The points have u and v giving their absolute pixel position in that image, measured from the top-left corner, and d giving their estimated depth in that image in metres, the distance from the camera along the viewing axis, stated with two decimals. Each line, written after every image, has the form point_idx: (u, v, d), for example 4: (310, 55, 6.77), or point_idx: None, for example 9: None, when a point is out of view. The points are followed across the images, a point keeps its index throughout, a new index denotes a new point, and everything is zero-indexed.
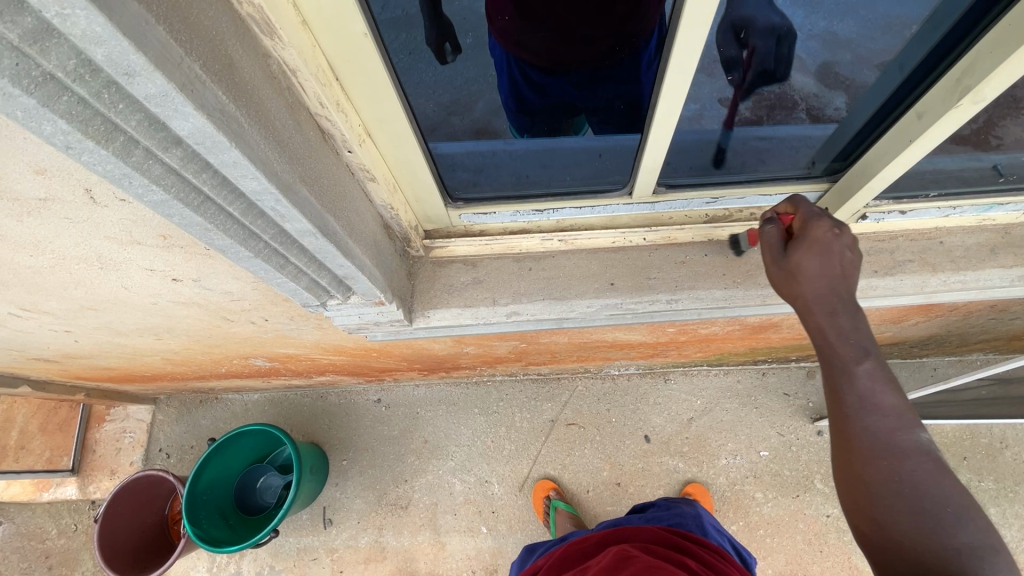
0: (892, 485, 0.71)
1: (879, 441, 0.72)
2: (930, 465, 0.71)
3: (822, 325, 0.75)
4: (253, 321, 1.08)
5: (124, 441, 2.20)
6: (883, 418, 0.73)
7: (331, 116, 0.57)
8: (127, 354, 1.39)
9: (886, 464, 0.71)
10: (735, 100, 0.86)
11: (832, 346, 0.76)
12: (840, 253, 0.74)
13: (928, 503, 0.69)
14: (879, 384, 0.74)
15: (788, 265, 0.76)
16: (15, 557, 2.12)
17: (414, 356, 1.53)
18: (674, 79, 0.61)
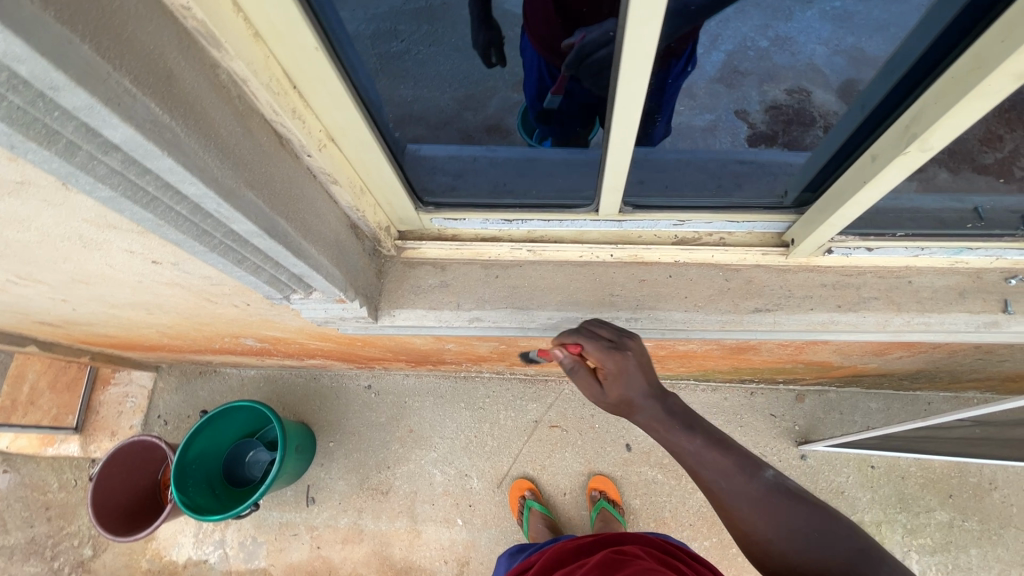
0: (775, 534, 0.78)
1: (745, 502, 0.80)
2: (787, 499, 0.80)
3: (652, 427, 0.86)
4: (236, 306, 1.13)
5: (126, 404, 2.30)
6: (736, 479, 0.81)
7: (285, 122, 0.59)
8: (125, 325, 1.47)
9: (761, 517, 0.79)
10: (747, 113, 1.11)
11: (666, 441, 0.85)
12: (640, 370, 0.85)
13: (806, 535, 0.77)
14: (715, 458, 0.82)
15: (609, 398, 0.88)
16: (17, 506, 2.24)
17: (397, 348, 1.56)
18: (625, 107, 0.64)
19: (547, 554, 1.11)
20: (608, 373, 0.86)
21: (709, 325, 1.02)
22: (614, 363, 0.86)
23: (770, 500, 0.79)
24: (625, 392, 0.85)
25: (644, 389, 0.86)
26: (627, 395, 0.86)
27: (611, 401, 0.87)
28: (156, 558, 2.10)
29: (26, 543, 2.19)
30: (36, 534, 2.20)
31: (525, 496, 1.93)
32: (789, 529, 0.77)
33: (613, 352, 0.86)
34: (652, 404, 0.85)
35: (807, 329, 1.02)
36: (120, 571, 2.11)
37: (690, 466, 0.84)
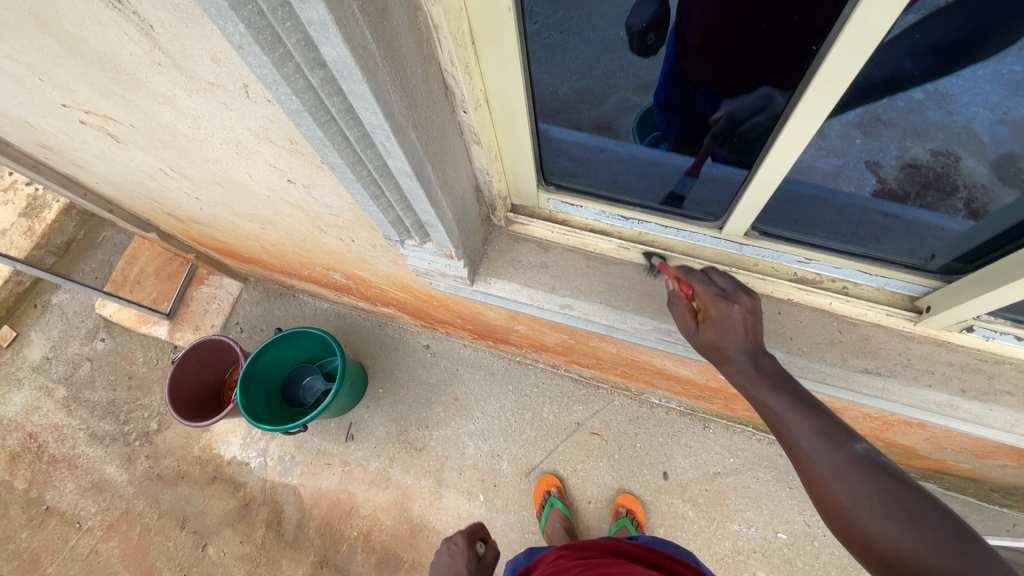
0: (854, 504, 0.72)
1: (825, 467, 0.75)
2: (875, 474, 0.72)
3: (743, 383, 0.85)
4: (343, 239, 1.21)
5: (211, 305, 2.51)
6: (820, 444, 0.77)
7: (458, 76, 0.62)
8: (238, 235, 1.62)
9: (842, 485, 0.73)
10: (880, 166, 0.92)
11: (755, 395, 0.85)
12: (745, 323, 0.86)
13: (891, 509, 0.69)
14: (801, 420, 0.79)
15: (702, 339, 0.89)
16: (108, 368, 2.54)
17: (468, 317, 1.60)
18: (803, 110, 0.65)
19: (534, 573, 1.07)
20: (709, 319, 0.88)
21: (808, 373, 1.02)
22: (719, 309, 0.87)
23: (857, 470, 0.73)
24: (719, 337, 0.87)
25: (741, 342, 0.86)
26: (718, 336, 0.87)
27: (709, 344, 0.88)
28: (208, 448, 2.30)
29: (107, 403, 2.47)
30: (116, 398, 2.48)
31: (549, 492, 1.94)
32: (872, 501, 0.71)
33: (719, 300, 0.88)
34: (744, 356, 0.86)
35: (920, 408, 0.99)
36: (176, 450, 2.33)
37: (779, 427, 0.82)
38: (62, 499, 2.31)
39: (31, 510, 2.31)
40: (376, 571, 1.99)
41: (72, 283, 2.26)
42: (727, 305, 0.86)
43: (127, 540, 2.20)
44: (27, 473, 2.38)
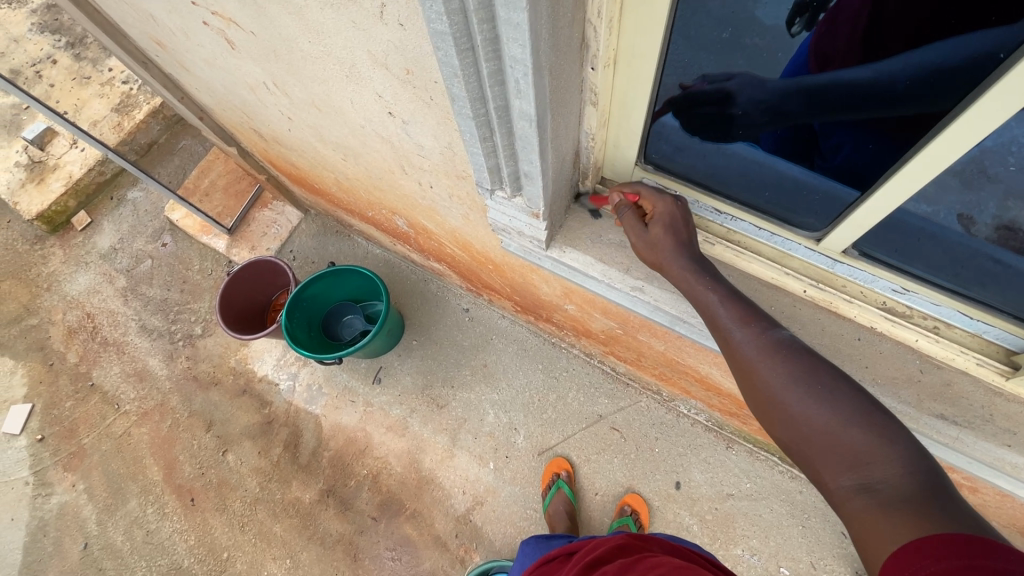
0: (779, 384, 0.78)
1: (755, 354, 0.81)
2: (796, 355, 0.79)
3: (682, 275, 0.90)
4: (423, 183, 1.23)
5: (270, 229, 2.60)
6: (750, 331, 0.83)
7: (599, 30, 0.64)
8: (316, 163, 1.66)
9: (769, 367, 0.80)
10: (973, 222, 0.85)
11: (690, 287, 0.90)
12: (686, 217, 0.94)
13: (811, 391, 0.76)
14: (734, 312, 0.85)
15: (649, 239, 0.94)
16: (167, 269, 2.68)
17: (520, 287, 1.61)
18: (967, 124, 0.65)
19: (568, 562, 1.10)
20: (656, 214, 0.95)
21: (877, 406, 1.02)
22: (663, 208, 0.95)
23: (779, 354, 0.80)
24: (662, 233, 0.93)
25: (681, 235, 0.93)
26: (661, 229, 0.93)
27: (655, 240, 0.93)
28: (244, 361, 2.41)
29: (161, 300, 2.62)
30: (169, 298, 2.62)
31: (558, 475, 1.96)
32: (794, 381, 0.77)
33: (664, 200, 0.95)
34: (684, 251, 0.90)
35: (988, 467, 0.98)
36: (214, 357, 2.45)
37: (712, 317, 0.88)
38: (106, 379, 2.48)
39: (77, 384, 2.49)
40: (377, 511, 2.06)
41: (150, 182, 2.37)
42: (671, 203, 0.94)
43: (157, 430, 2.34)
44: (80, 350, 2.56)
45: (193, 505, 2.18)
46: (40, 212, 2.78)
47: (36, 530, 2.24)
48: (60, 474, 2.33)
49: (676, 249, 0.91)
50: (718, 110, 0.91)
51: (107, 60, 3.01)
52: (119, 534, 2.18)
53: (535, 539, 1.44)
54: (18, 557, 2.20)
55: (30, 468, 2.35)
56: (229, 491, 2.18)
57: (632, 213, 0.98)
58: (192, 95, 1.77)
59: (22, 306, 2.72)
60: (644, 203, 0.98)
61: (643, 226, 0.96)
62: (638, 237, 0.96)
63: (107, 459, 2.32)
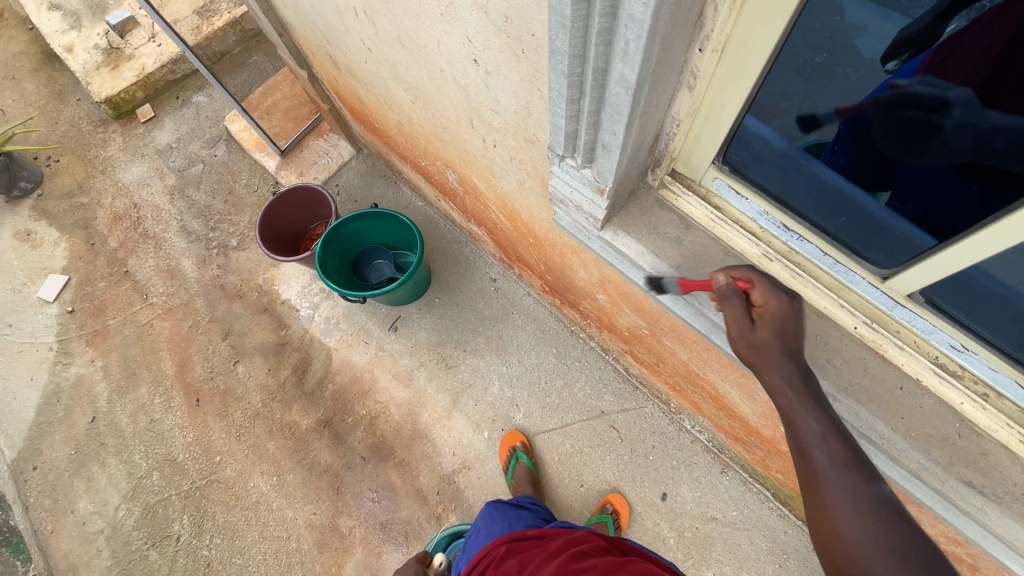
0: (867, 544, 0.74)
1: (849, 503, 0.76)
2: (894, 517, 0.75)
3: (781, 393, 0.86)
4: (487, 140, 1.22)
5: (321, 160, 2.62)
6: (847, 478, 0.78)
7: (719, 8, 0.61)
8: (383, 102, 1.65)
9: (859, 522, 0.75)
10: None
11: (789, 409, 0.85)
12: (800, 320, 0.86)
13: (905, 561, 0.71)
14: (835, 451, 0.80)
15: (753, 339, 0.86)
16: (217, 177, 2.74)
17: (555, 266, 1.59)
18: None
19: (547, 547, 1.13)
20: (768, 312, 0.86)
21: (902, 461, 1.01)
22: (778, 307, 0.85)
23: (877, 512, 0.75)
24: (772, 337, 0.85)
25: (789, 346, 0.86)
26: (769, 329, 0.86)
27: (760, 343, 0.86)
28: (270, 281, 2.46)
29: (205, 206, 2.68)
30: (213, 205, 2.68)
31: (514, 448, 1.99)
32: (888, 549, 0.72)
33: (783, 298, 0.85)
34: (790, 369, 0.85)
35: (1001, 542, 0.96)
36: (243, 271, 2.51)
37: (802, 445, 0.83)
38: (140, 269, 2.56)
39: (113, 267, 2.58)
40: (367, 452, 2.11)
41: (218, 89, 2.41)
42: (787, 303, 0.85)
43: (177, 327, 2.42)
44: (122, 236, 2.65)
45: (197, 405, 2.26)
46: (109, 96, 2.85)
47: (50, 394, 2.34)
48: (81, 347, 2.43)
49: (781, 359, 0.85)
50: (927, 117, 0.84)
51: None
52: (125, 415, 2.27)
53: (499, 508, 1.48)
54: (29, 415, 2.31)
55: (56, 336, 2.46)
56: (233, 401, 2.25)
57: (738, 304, 0.88)
58: (277, 10, 1.77)
59: (77, 183, 2.82)
60: (754, 292, 0.88)
61: (748, 322, 0.87)
62: (741, 332, 0.87)
63: (127, 344, 2.41)
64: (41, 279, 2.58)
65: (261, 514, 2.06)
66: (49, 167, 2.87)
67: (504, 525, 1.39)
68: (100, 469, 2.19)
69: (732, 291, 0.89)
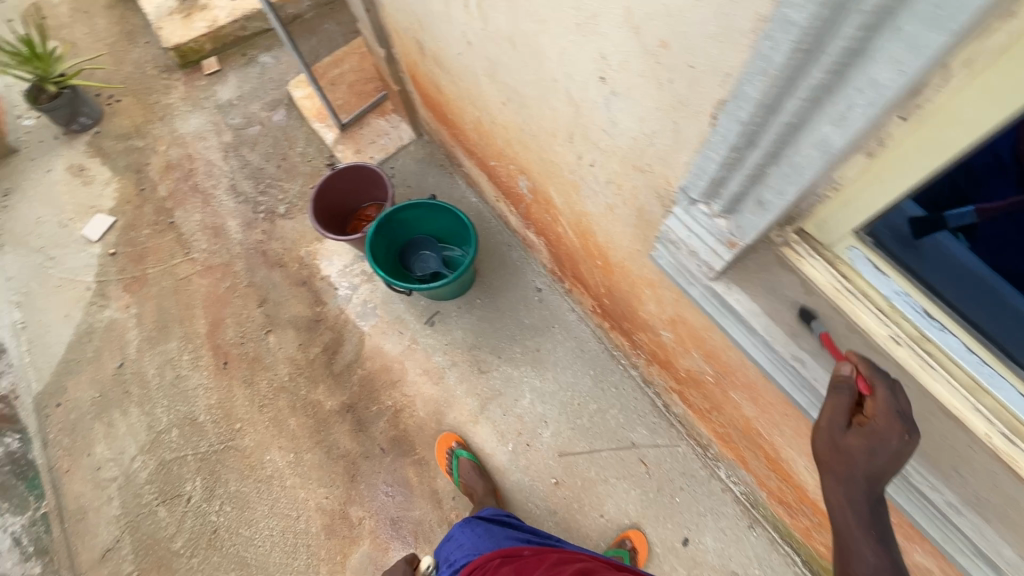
0: None
1: None
2: None
3: (839, 509, 0.77)
4: (585, 158, 1.14)
5: (379, 139, 2.57)
6: None
7: (948, 77, 0.50)
8: (467, 96, 1.59)
9: None
10: None
11: (847, 535, 0.76)
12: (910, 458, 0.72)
13: None
14: None
15: (839, 445, 0.76)
16: (273, 141, 2.71)
17: (619, 293, 1.52)
18: None
19: (546, 558, 1.29)
20: (870, 427, 0.74)
21: None
22: (885, 428, 0.72)
23: None
24: (860, 454, 0.74)
25: (879, 473, 0.73)
26: (860, 444, 0.74)
27: (838, 449, 0.76)
28: (313, 254, 2.43)
29: (257, 168, 2.65)
30: (265, 169, 2.65)
31: (451, 448, 2.00)
32: None
33: (895, 422, 0.72)
34: (864, 494, 0.74)
35: None
36: (287, 240, 2.47)
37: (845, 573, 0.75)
38: (185, 222, 2.55)
39: (159, 216, 2.57)
40: (387, 445, 2.07)
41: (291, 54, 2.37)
42: (900, 433, 0.71)
43: (214, 286, 2.40)
44: (171, 186, 2.64)
45: (224, 369, 2.24)
46: (178, 44, 2.83)
47: (82, 334, 2.34)
48: (118, 292, 2.42)
49: (850, 476, 0.75)
50: None
51: None
52: (152, 367, 2.26)
53: (482, 526, 1.52)
54: (59, 351, 2.31)
55: (95, 276, 2.45)
56: (260, 370, 2.23)
57: (846, 399, 0.77)
58: None
59: (134, 126, 2.81)
60: (871, 400, 0.75)
61: (844, 424, 0.77)
62: (832, 428, 0.78)
63: (163, 296, 2.40)
64: (87, 217, 2.58)
65: (274, 489, 2.04)
66: (110, 105, 2.86)
67: (491, 541, 1.44)
68: (121, 417, 2.18)
69: (847, 384, 0.78)
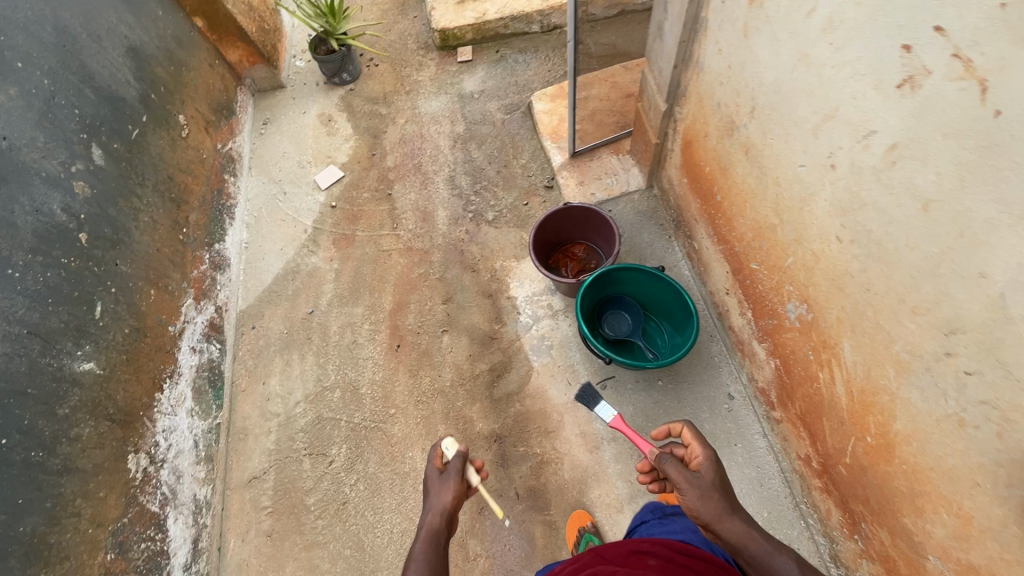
0: None
1: None
2: None
3: (739, 530, 1.20)
4: (962, 362, 0.95)
5: (606, 178, 2.48)
6: None
7: None
8: (770, 200, 1.42)
9: None
10: None
11: (752, 545, 1.18)
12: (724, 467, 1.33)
13: None
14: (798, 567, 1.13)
15: (699, 482, 1.27)
16: (500, 145, 2.74)
17: (877, 483, 1.28)
18: None
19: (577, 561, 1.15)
20: (706, 465, 1.31)
21: None
22: (704, 460, 1.32)
23: None
24: (710, 482, 1.27)
25: (722, 487, 1.27)
26: (707, 471, 1.30)
27: (708, 486, 1.26)
28: (506, 270, 2.43)
29: (479, 167, 2.70)
30: (485, 170, 2.69)
31: (582, 528, 1.89)
32: None
33: (706, 447, 1.35)
34: (729, 508, 1.23)
35: None
36: (486, 247, 2.49)
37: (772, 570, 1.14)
38: (402, 198, 2.67)
39: (381, 185, 2.72)
40: (523, 492, 2.01)
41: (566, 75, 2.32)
42: (710, 455, 1.33)
43: (410, 268, 2.49)
44: (399, 160, 2.78)
45: (396, 351, 2.32)
46: (445, 28, 2.97)
47: (289, 270, 2.55)
48: (327, 243, 2.61)
49: (721, 494, 1.26)
50: None
51: None
52: (336, 324, 2.41)
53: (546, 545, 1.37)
54: (267, 279, 2.53)
55: (313, 222, 2.66)
56: (427, 365, 2.27)
57: (677, 464, 1.32)
58: (696, 47, 1.59)
59: (384, 92, 3.00)
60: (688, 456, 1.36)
61: (689, 473, 1.30)
62: (692, 481, 1.28)
63: (364, 261, 2.54)
64: (322, 165, 2.81)
65: (407, 487, 2.07)
66: (369, 68, 3.08)
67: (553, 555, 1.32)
68: (298, 359, 2.34)
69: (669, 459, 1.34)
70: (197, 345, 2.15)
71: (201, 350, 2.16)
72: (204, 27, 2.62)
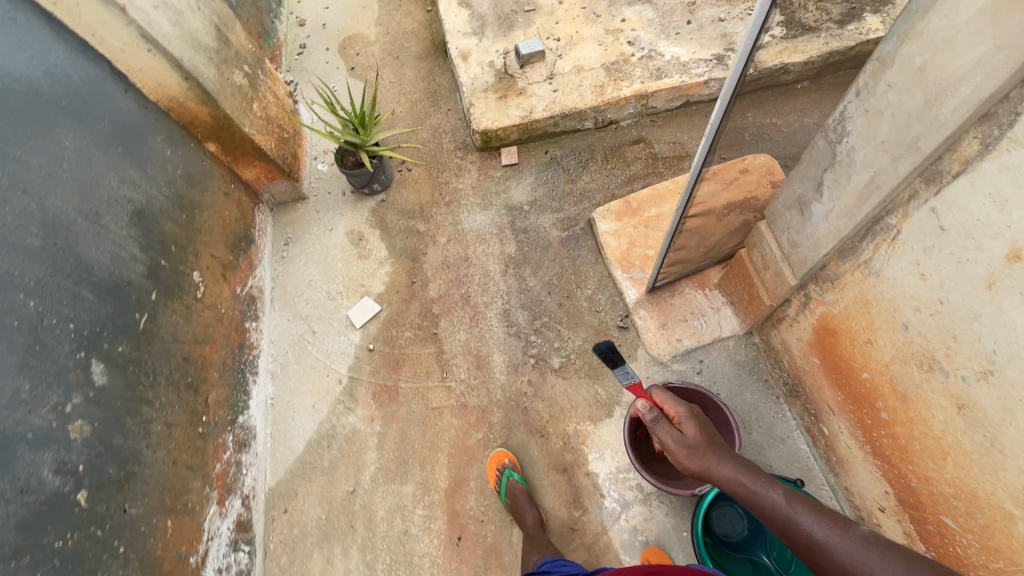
0: (821, 535, 1.08)
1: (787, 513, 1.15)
2: (819, 517, 1.11)
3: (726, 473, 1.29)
4: None
5: (692, 319, 2.12)
6: (774, 492, 1.20)
7: None
8: (1007, 486, 1.06)
9: (809, 519, 1.11)
10: None
11: (737, 484, 1.26)
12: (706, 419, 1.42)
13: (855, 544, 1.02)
14: (781, 492, 1.19)
15: (684, 436, 1.38)
16: (559, 270, 2.38)
17: None
18: None
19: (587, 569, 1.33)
20: (687, 421, 1.40)
21: None
22: (684, 415, 1.42)
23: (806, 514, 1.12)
24: (693, 434, 1.37)
25: (702, 433, 1.37)
26: (692, 426, 1.40)
27: (694, 441, 1.36)
28: (581, 436, 2.05)
29: (537, 299, 2.34)
30: (545, 303, 2.32)
31: None
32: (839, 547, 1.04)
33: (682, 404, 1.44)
34: (714, 454, 1.32)
35: None
36: (554, 404, 2.12)
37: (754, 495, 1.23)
38: (449, 339, 2.31)
39: (424, 321, 2.36)
40: None
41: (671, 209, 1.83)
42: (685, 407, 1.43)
43: (466, 432, 2.13)
44: (443, 289, 2.42)
45: (458, 544, 1.95)
46: (487, 130, 2.61)
47: (324, 434, 2.18)
48: (366, 397, 2.23)
49: (707, 443, 1.36)
50: None
51: (633, 34, 2.75)
52: (383, 508, 2.04)
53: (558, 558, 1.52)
54: (298, 447, 2.16)
55: (349, 370, 2.29)
56: (496, 566, 1.90)
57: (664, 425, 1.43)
58: (868, 247, 1.24)
59: (420, 204, 2.64)
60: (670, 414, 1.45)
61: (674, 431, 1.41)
62: (678, 439, 1.39)
63: (411, 422, 2.17)
64: (355, 296, 2.44)
65: None
66: (401, 173, 2.73)
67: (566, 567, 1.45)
68: (341, 557, 1.97)
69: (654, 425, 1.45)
70: (223, 562, 1.79)
71: (227, 567, 1.79)
72: (217, 150, 2.22)
